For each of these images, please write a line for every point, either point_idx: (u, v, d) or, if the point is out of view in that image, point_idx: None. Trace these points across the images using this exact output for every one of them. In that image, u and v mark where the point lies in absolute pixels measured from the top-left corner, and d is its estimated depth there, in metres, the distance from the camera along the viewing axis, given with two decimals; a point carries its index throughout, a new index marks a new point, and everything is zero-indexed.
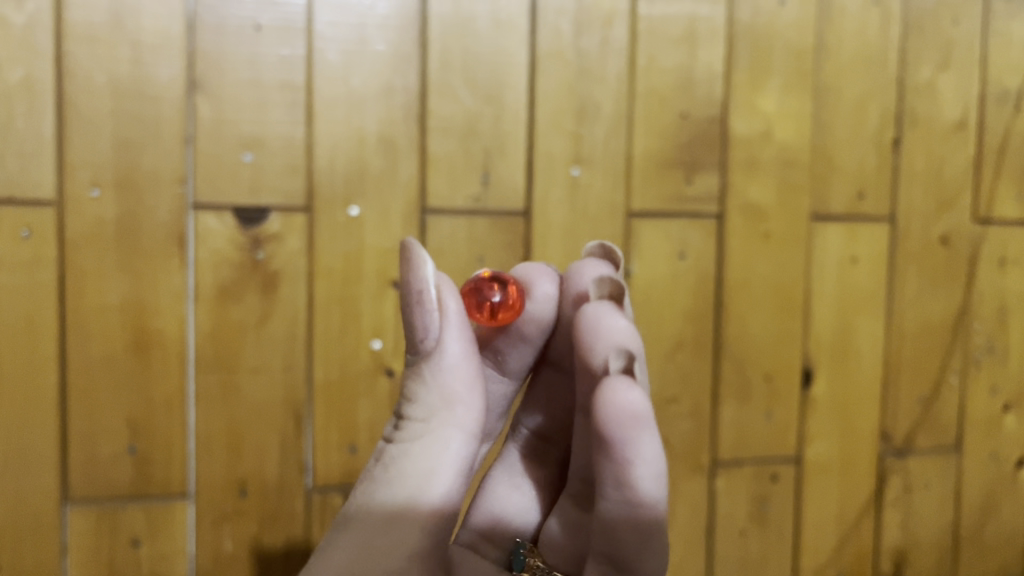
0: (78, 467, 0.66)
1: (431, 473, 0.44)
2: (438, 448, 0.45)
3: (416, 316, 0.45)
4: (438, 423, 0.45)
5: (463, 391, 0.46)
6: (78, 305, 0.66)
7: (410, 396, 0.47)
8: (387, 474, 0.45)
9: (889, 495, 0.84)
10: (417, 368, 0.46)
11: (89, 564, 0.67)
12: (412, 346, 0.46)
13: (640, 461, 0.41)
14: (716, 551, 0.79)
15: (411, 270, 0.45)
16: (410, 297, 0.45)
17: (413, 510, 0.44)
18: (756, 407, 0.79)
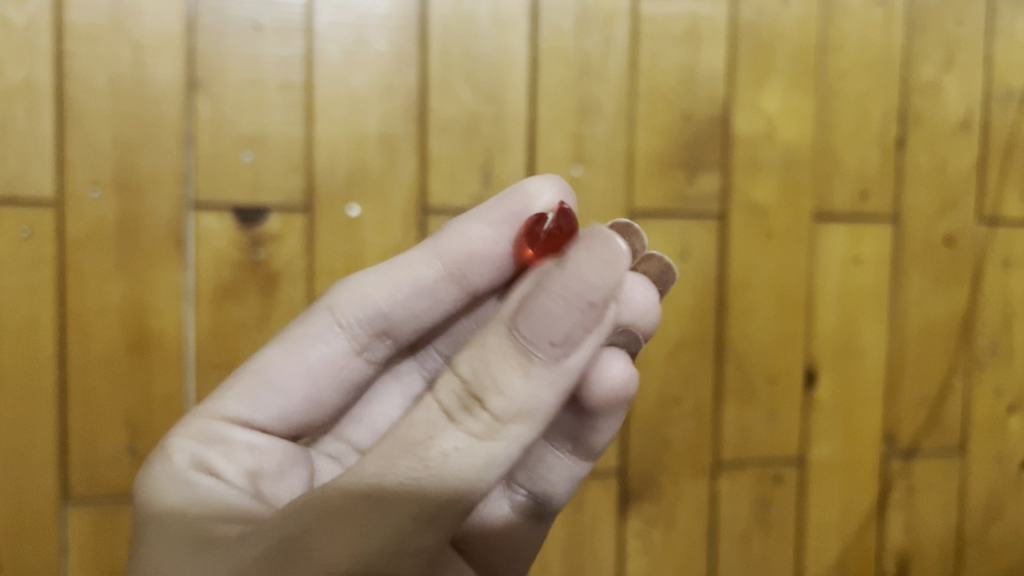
0: (78, 467, 0.66)
1: (484, 481, 0.35)
2: (504, 462, 0.35)
3: (564, 310, 0.36)
4: (518, 433, 0.35)
5: (553, 405, 0.36)
6: (78, 305, 0.66)
7: (495, 383, 0.35)
8: (440, 458, 0.34)
9: (893, 497, 0.84)
10: (526, 357, 0.35)
11: (89, 564, 0.67)
12: (529, 330, 0.35)
13: (609, 420, 0.49)
14: (718, 553, 0.79)
15: (603, 268, 0.36)
16: (576, 293, 0.36)
17: (456, 518, 0.34)
18: (759, 408, 0.79)
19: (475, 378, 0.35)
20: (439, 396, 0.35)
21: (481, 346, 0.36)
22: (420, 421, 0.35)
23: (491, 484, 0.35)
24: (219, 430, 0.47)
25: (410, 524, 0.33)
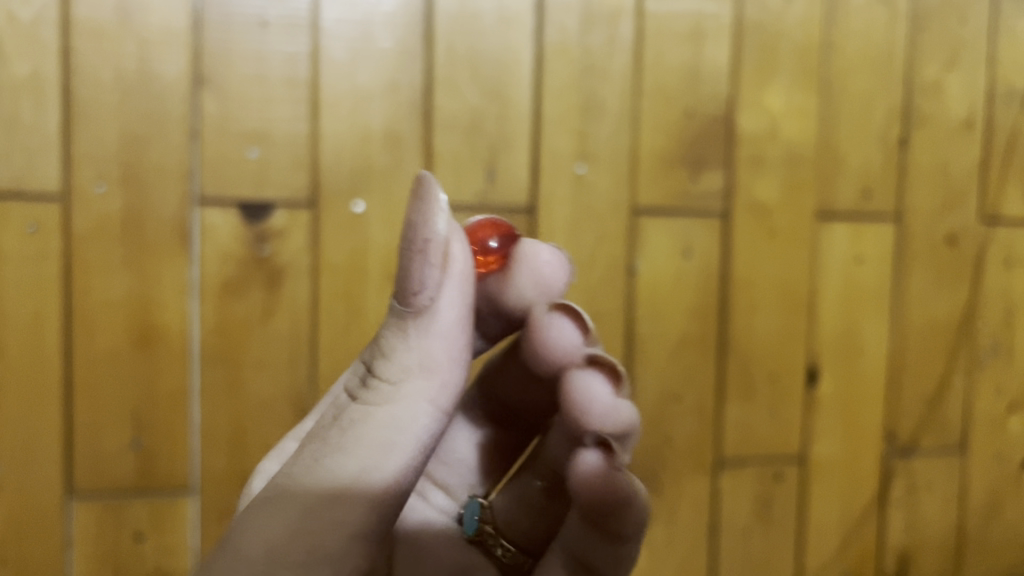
0: (83, 461, 0.67)
1: (390, 445, 0.38)
2: (407, 422, 0.38)
3: (420, 262, 0.37)
4: (411, 396, 0.39)
5: (445, 362, 0.39)
6: (83, 300, 0.66)
7: (385, 354, 0.39)
8: (343, 437, 0.38)
9: (893, 495, 0.84)
10: (398, 326, 0.39)
11: (93, 558, 0.67)
12: (400, 298, 0.39)
13: (629, 474, 0.44)
14: (720, 550, 0.79)
15: (426, 211, 0.37)
16: (417, 239, 0.37)
17: (361, 483, 0.37)
18: (761, 406, 0.79)
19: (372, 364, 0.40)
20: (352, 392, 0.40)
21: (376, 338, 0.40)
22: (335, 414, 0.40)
23: (400, 444, 0.38)
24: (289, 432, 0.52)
25: (316, 499, 0.36)
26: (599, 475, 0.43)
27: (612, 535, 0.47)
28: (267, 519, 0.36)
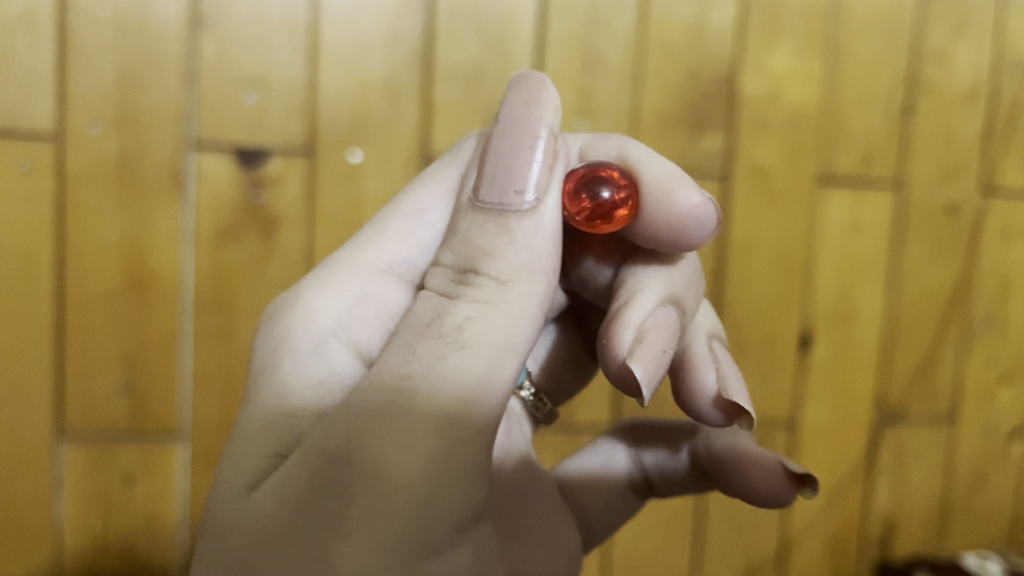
0: (73, 402, 0.67)
1: (507, 347, 0.33)
2: (515, 334, 0.34)
3: (529, 157, 0.36)
4: (518, 315, 0.34)
5: (538, 269, 0.35)
6: (75, 242, 0.65)
7: (484, 248, 0.35)
8: (456, 333, 0.33)
9: (880, 461, 0.85)
10: (495, 222, 0.35)
11: (82, 500, 0.68)
12: (493, 191, 0.36)
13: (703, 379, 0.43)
14: (707, 508, 0.80)
15: (532, 103, 0.38)
16: (530, 140, 0.37)
17: (485, 395, 0.32)
18: (752, 369, 0.79)
19: (491, 268, 0.34)
20: (463, 296, 0.34)
21: (470, 233, 0.36)
22: (344, 369, 0.39)
23: (515, 352, 0.34)
24: (300, 320, 0.40)
25: (445, 406, 0.31)
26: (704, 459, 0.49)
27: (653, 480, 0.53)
28: (385, 467, 0.30)
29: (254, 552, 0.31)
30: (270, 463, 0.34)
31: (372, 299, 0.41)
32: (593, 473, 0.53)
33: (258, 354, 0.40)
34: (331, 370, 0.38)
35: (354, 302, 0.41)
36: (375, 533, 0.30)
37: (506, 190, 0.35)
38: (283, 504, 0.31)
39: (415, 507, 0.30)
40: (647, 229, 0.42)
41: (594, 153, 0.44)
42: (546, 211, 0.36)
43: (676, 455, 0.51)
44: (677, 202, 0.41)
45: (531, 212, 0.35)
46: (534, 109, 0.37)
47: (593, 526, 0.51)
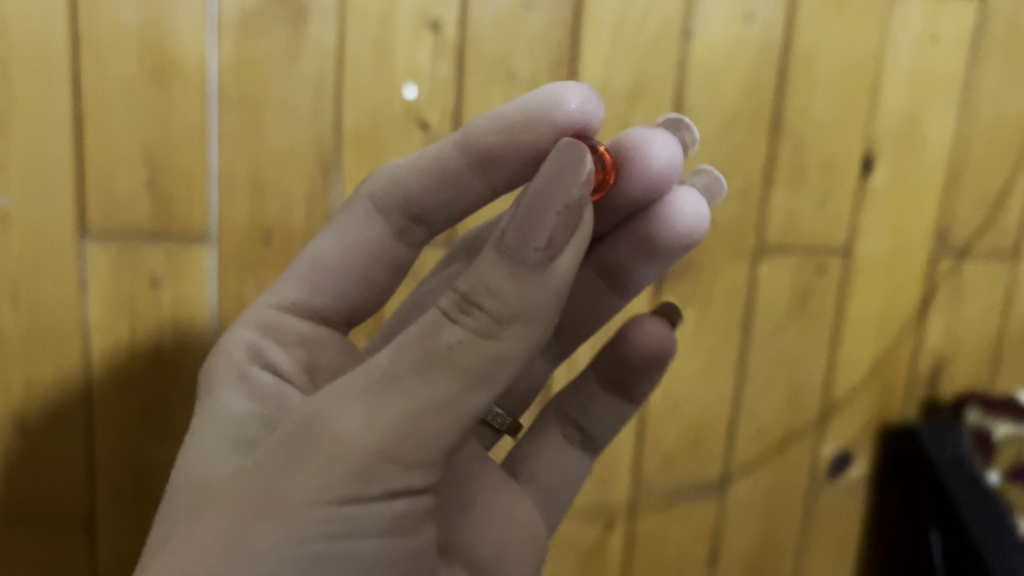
0: (96, 200, 0.63)
1: (483, 376, 0.37)
2: (494, 365, 0.37)
3: (552, 217, 0.36)
4: (503, 357, 0.37)
5: (536, 316, 0.37)
6: (91, 24, 0.60)
7: (490, 284, 0.36)
8: (440, 354, 0.37)
9: (936, 298, 0.81)
10: (511, 267, 0.36)
11: (109, 302, 0.65)
12: (516, 244, 0.36)
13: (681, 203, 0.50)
14: (752, 341, 0.77)
15: (568, 172, 0.36)
16: (556, 199, 0.36)
17: (461, 404, 0.37)
18: (809, 193, 0.75)
19: (491, 303, 0.36)
20: (459, 323, 0.37)
21: (479, 271, 0.37)
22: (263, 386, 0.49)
23: (489, 384, 0.37)
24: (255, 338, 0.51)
25: (411, 406, 0.37)
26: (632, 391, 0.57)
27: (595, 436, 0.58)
28: (344, 438, 0.37)
29: (235, 478, 0.40)
30: (233, 451, 0.45)
31: (276, 329, 0.52)
32: (542, 444, 0.57)
33: (206, 381, 0.51)
34: (253, 387, 0.49)
35: (264, 334, 0.52)
36: (320, 486, 0.37)
37: (524, 240, 0.36)
38: (261, 458, 0.39)
39: (362, 475, 0.37)
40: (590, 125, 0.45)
41: (473, 135, 0.48)
42: (554, 266, 0.37)
43: (591, 389, 0.58)
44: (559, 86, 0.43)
45: (541, 266, 0.36)
46: (569, 177, 0.36)
47: (561, 494, 0.56)
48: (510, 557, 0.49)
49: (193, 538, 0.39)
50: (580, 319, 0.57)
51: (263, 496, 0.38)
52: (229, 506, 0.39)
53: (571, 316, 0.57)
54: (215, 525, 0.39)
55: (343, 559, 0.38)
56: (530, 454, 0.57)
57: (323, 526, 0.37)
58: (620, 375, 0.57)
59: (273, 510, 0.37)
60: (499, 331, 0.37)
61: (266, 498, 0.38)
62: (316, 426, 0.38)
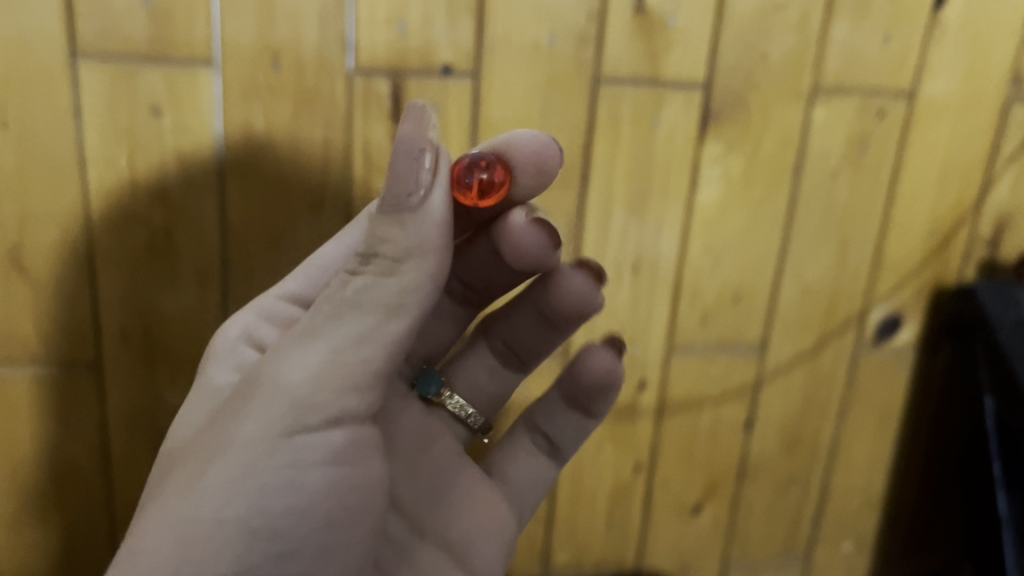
0: (86, 14, 0.57)
1: (391, 311, 0.40)
2: (398, 306, 0.40)
3: (411, 168, 0.38)
4: (412, 290, 0.40)
5: (427, 255, 0.39)
6: None
7: (379, 237, 0.39)
8: (348, 303, 0.40)
9: (1006, 151, 0.73)
10: (389, 219, 0.39)
11: (106, 129, 0.59)
12: (391, 197, 0.38)
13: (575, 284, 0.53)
14: (801, 192, 0.71)
15: (415, 129, 0.37)
16: (410, 147, 0.37)
17: (374, 340, 0.40)
18: (873, 26, 0.67)
19: (388, 248, 0.39)
20: (363, 273, 0.40)
21: (374, 226, 0.40)
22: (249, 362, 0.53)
23: (402, 318, 0.40)
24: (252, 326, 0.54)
25: (331, 347, 0.40)
26: (590, 409, 0.58)
27: (558, 450, 0.59)
28: (278, 381, 0.41)
29: (199, 435, 0.44)
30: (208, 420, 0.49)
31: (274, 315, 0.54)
32: (509, 452, 0.59)
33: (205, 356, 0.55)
34: (241, 363, 0.53)
35: (261, 319, 0.54)
36: (263, 424, 0.41)
37: (398, 189, 0.38)
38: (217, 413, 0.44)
39: (296, 413, 0.41)
40: (522, 181, 0.46)
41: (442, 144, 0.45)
42: (434, 208, 0.39)
43: (550, 408, 0.59)
44: (517, 146, 0.45)
45: (417, 209, 0.38)
46: (418, 134, 0.37)
47: (527, 503, 0.59)
48: (478, 539, 0.54)
49: (166, 488, 0.43)
50: (535, 351, 0.59)
51: (216, 441, 0.41)
52: (191, 456, 0.43)
53: (527, 345, 0.58)
54: (177, 475, 0.42)
55: (293, 490, 0.42)
56: (502, 462, 0.59)
57: (269, 462, 0.41)
58: (578, 394, 0.58)
59: (223, 448, 0.41)
60: (399, 270, 0.39)
61: (217, 441, 0.41)
62: (256, 381, 0.42)
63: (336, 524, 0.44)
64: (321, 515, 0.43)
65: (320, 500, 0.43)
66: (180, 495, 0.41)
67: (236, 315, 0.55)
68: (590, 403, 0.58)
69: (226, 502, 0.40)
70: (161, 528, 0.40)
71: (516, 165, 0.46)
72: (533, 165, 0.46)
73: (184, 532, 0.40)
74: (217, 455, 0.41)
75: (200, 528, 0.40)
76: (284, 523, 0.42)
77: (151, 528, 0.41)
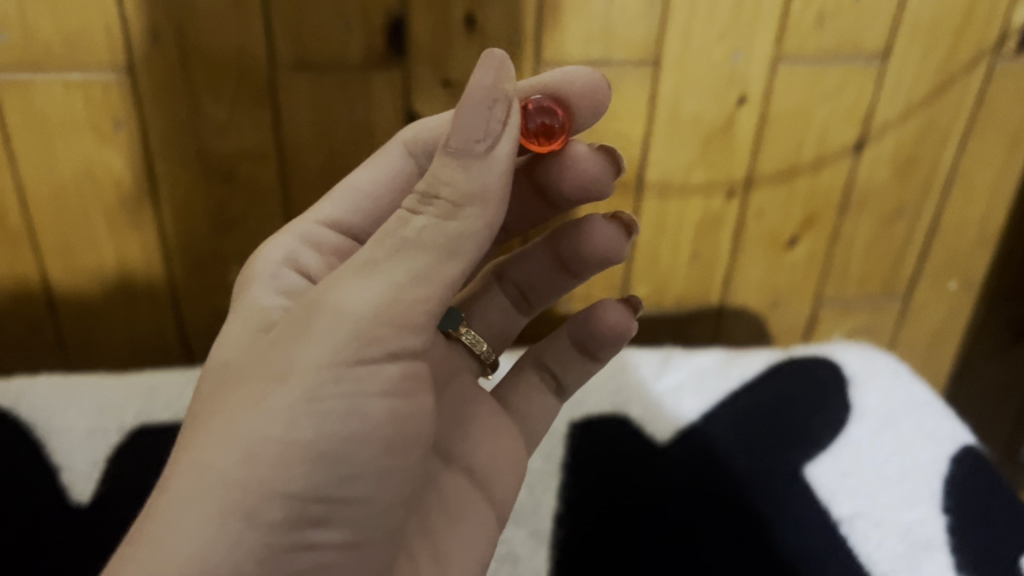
0: None
1: (455, 248, 0.34)
2: (460, 247, 0.34)
3: (480, 114, 0.32)
4: (471, 233, 0.34)
5: (493, 200, 0.34)
6: None
7: (438, 181, 0.33)
8: (407, 239, 0.34)
9: None
10: (453, 162, 0.33)
11: None
12: (456, 143, 0.32)
13: (602, 234, 0.45)
14: None
15: (490, 79, 0.32)
16: (479, 96, 0.32)
17: (438, 274, 0.34)
18: None
19: (447, 191, 0.33)
20: (422, 213, 0.34)
21: (432, 165, 0.33)
22: (293, 285, 0.43)
23: (463, 254, 0.34)
24: (287, 251, 0.44)
25: (396, 277, 0.34)
26: (602, 354, 0.47)
27: (564, 394, 0.48)
28: (338, 309, 0.34)
29: (243, 361, 0.36)
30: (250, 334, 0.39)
31: (312, 239, 0.45)
32: (511, 389, 0.47)
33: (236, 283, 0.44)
34: (283, 286, 0.42)
35: (300, 245, 0.45)
36: (322, 352, 0.33)
37: (464, 134, 0.32)
38: (262, 341, 0.36)
39: (360, 340, 0.34)
40: (579, 119, 0.40)
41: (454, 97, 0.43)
42: (503, 156, 0.33)
43: (560, 352, 0.48)
44: (571, 76, 0.39)
45: (484, 156, 0.33)
46: (492, 86, 0.32)
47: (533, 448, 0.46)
48: (510, 475, 0.43)
49: (211, 415, 0.35)
50: (552, 295, 0.49)
51: (271, 365, 0.34)
52: (234, 386, 0.35)
53: (543, 287, 0.49)
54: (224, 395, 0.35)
55: (355, 423, 0.34)
56: (505, 400, 0.47)
57: (330, 388, 0.33)
58: (589, 340, 0.47)
59: (279, 377, 0.34)
60: (460, 217, 0.33)
61: (270, 369, 0.34)
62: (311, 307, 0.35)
63: (394, 470, 0.36)
64: (380, 452, 0.35)
65: (383, 438, 0.35)
66: (231, 429, 0.33)
67: (276, 237, 0.45)
68: (603, 347, 0.47)
69: (286, 430, 0.33)
70: (215, 454, 0.33)
71: (566, 101, 0.39)
72: (580, 106, 0.39)
73: (241, 457, 0.33)
74: (272, 377, 0.34)
75: (256, 455, 0.33)
76: (348, 463, 0.34)
77: (201, 457, 0.33)
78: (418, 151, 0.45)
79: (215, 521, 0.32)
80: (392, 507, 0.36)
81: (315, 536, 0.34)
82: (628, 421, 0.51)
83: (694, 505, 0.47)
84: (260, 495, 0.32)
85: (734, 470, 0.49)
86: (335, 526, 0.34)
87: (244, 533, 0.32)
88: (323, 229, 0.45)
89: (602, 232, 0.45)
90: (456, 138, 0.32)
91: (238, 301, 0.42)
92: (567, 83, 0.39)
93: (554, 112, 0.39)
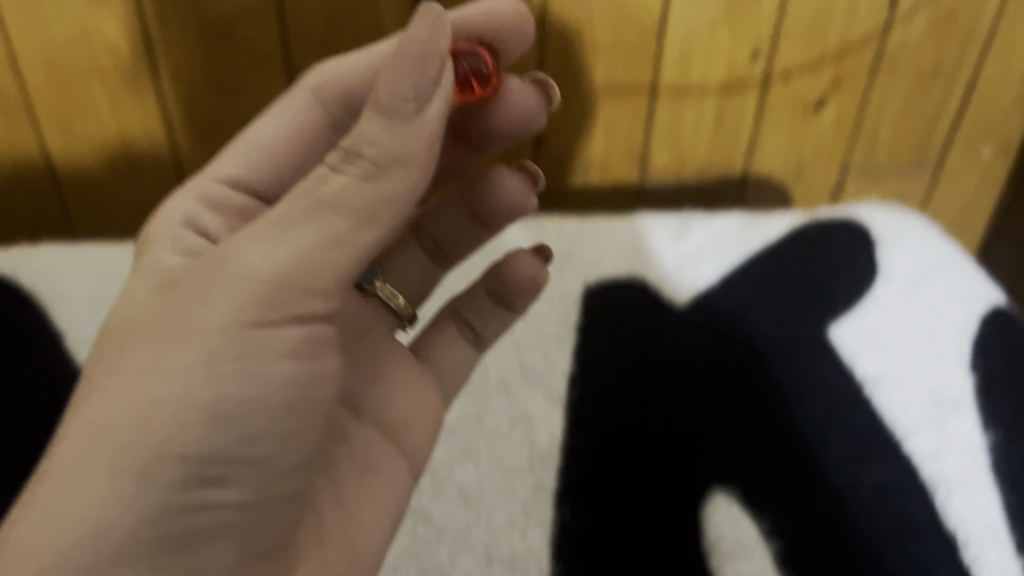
0: None
1: (367, 219, 0.32)
2: (377, 219, 0.32)
3: (410, 70, 0.28)
4: (386, 203, 0.31)
5: (421, 162, 0.31)
6: None
7: (361, 141, 0.30)
8: (315, 206, 0.31)
9: None
10: (379, 121, 0.30)
11: None
12: (385, 101, 0.29)
13: (514, 180, 0.44)
14: None
15: (428, 34, 0.28)
16: (414, 51, 0.28)
17: (348, 245, 0.32)
18: None
19: (372, 150, 0.30)
20: (343, 172, 0.31)
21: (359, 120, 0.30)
22: (190, 244, 0.39)
23: (377, 224, 0.32)
24: (185, 212, 0.40)
25: (304, 245, 0.32)
26: (516, 305, 0.44)
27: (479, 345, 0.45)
28: (238, 271, 0.32)
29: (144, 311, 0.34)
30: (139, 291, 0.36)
31: (211, 198, 0.41)
32: (425, 340, 0.45)
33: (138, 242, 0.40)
34: (180, 245, 0.38)
35: (199, 204, 0.41)
36: (225, 313, 0.32)
37: (393, 92, 0.29)
38: (163, 294, 0.34)
39: (264, 301, 0.32)
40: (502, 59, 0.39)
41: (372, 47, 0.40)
42: (435, 114, 0.30)
43: (477, 305, 0.45)
44: (493, 15, 0.38)
45: (416, 115, 0.29)
46: (425, 41, 0.28)
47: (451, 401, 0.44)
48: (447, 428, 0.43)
49: (108, 364, 0.33)
50: (468, 245, 0.47)
51: (175, 322, 0.33)
52: (132, 341, 0.33)
53: (457, 236, 0.47)
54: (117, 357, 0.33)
55: (255, 386, 0.33)
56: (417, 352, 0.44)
57: (232, 349, 0.32)
58: (503, 289, 0.44)
59: (181, 336, 0.32)
60: (383, 178, 0.31)
61: (171, 328, 0.33)
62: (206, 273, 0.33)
63: (297, 434, 0.34)
64: (280, 418, 0.33)
65: (285, 400, 0.33)
66: (129, 384, 0.32)
67: (174, 197, 0.41)
68: (518, 297, 0.44)
69: (171, 390, 0.32)
70: (113, 412, 0.32)
71: (486, 40, 0.38)
72: (502, 47, 0.39)
73: (134, 422, 0.31)
74: (166, 338, 0.32)
75: (155, 416, 0.31)
76: (249, 425, 0.33)
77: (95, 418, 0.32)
78: (328, 99, 0.41)
79: (111, 480, 0.31)
80: (295, 467, 0.35)
81: (210, 496, 0.32)
82: (646, 284, 0.49)
83: (711, 366, 0.46)
84: (147, 459, 0.31)
85: (757, 330, 0.47)
86: (233, 487, 0.33)
87: (135, 497, 0.31)
88: (227, 187, 0.41)
89: (514, 178, 0.44)
90: (383, 94, 0.29)
91: (138, 262, 0.39)
92: (489, 21, 0.38)
93: (480, 53, 0.38)
